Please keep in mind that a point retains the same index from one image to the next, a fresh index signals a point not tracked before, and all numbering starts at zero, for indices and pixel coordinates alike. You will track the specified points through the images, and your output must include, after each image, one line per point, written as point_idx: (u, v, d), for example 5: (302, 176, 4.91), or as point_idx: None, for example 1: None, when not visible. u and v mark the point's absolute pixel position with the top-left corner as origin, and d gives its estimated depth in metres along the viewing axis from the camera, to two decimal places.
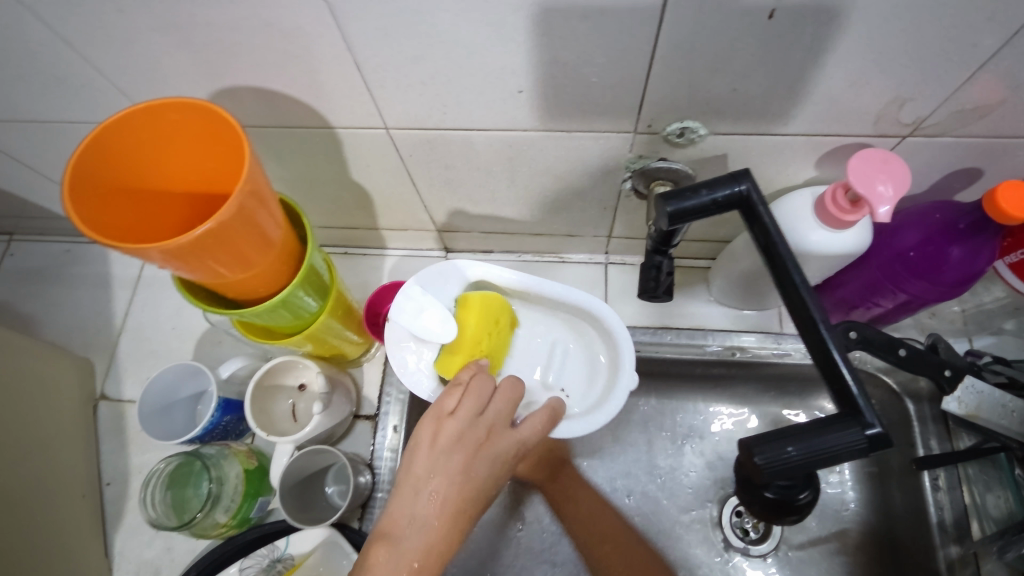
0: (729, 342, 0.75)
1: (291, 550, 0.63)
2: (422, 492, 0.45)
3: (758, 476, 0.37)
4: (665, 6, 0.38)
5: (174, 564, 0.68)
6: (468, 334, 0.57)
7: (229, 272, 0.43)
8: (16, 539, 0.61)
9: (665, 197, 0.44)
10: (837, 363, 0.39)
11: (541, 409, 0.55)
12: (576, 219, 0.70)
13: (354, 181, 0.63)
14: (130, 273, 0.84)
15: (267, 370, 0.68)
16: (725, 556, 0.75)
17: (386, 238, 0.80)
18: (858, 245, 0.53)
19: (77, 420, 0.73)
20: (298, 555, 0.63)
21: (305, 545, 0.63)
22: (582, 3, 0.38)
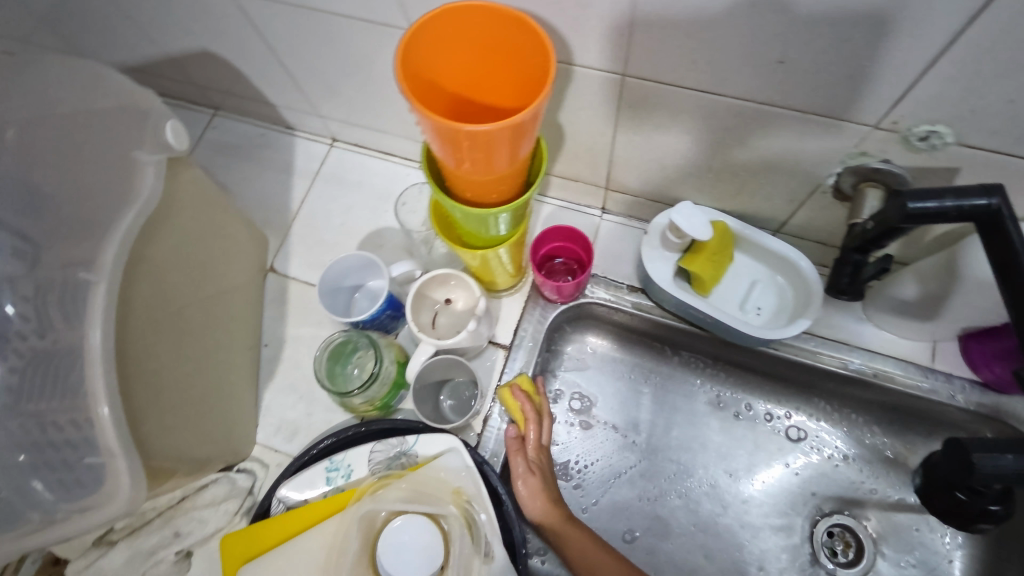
0: (871, 362, 0.74)
1: (416, 450, 0.68)
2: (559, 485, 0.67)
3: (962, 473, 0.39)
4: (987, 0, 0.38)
5: (311, 428, 0.76)
6: (710, 245, 0.69)
7: (474, 168, 0.47)
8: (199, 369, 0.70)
9: (905, 195, 0.45)
10: None
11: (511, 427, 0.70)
12: (752, 205, 0.71)
13: (559, 121, 0.66)
14: (312, 165, 0.92)
15: (429, 278, 0.74)
16: (810, 570, 0.77)
17: (551, 185, 0.83)
18: None
19: (252, 284, 0.82)
20: (421, 456, 0.67)
21: (429, 449, 0.68)
22: None
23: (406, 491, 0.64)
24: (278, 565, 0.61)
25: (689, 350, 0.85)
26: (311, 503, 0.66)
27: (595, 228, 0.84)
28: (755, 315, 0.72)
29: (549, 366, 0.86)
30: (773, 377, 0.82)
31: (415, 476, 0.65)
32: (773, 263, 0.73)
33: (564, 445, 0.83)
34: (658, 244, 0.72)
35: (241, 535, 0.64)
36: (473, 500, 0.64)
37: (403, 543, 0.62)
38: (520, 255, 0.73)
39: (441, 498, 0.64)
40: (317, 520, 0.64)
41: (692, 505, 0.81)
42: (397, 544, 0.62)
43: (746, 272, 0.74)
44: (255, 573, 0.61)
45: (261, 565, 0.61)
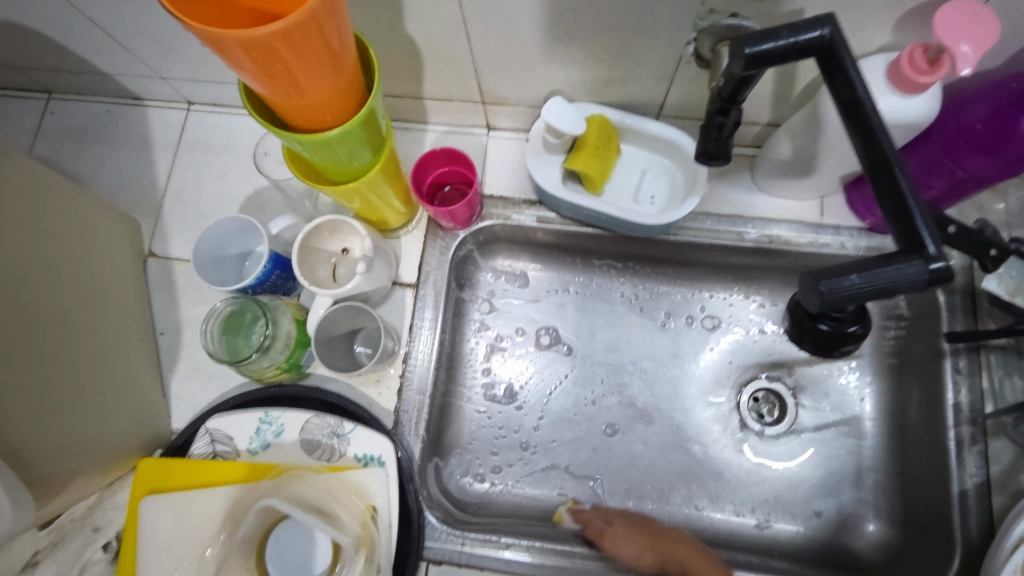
0: (767, 230, 0.76)
1: (348, 446, 0.67)
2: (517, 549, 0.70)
3: (815, 304, 0.39)
4: None
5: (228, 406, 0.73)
6: (591, 139, 0.68)
7: (295, 91, 0.43)
8: None
9: (741, 39, 0.43)
10: (910, 208, 0.39)
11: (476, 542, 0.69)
12: (627, 92, 0.69)
13: (407, 35, 0.61)
14: (172, 135, 0.84)
15: (313, 227, 0.69)
16: (740, 435, 0.81)
17: (429, 110, 0.79)
18: (927, 114, 0.52)
19: (130, 274, 0.76)
20: (350, 456, 0.67)
21: (359, 448, 0.67)
22: None
23: (317, 491, 0.63)
24: (183, 506, 0.64)
25: (599, 253, 0.84)
26: (227, 462, 0.67)
27: (483, 148, 0.81)
28: (650, 204, 0.72)
29: (463, 295, 0.83)
30: (683, 264, 0.83)
31: (331, 480, 0.64)
32: (659, 149, 0.72)
33: (494, 372, 0.83)
34: (541, 148, 0.70)
35: (156, 465, 0.66)
36: (379, 528, 0.63)
37: (293, 547, 0.62)
38: (402, 184, 0.70)
39: (349, 514, 0.63)
40: (231, 479, 0.66)
41: (625, 401, 0.83)
42: (286, 545, 0.62)
43: (635, 164, 0.73)
44: (160, 506, 0.64)
45: (167, 500, 0.64)
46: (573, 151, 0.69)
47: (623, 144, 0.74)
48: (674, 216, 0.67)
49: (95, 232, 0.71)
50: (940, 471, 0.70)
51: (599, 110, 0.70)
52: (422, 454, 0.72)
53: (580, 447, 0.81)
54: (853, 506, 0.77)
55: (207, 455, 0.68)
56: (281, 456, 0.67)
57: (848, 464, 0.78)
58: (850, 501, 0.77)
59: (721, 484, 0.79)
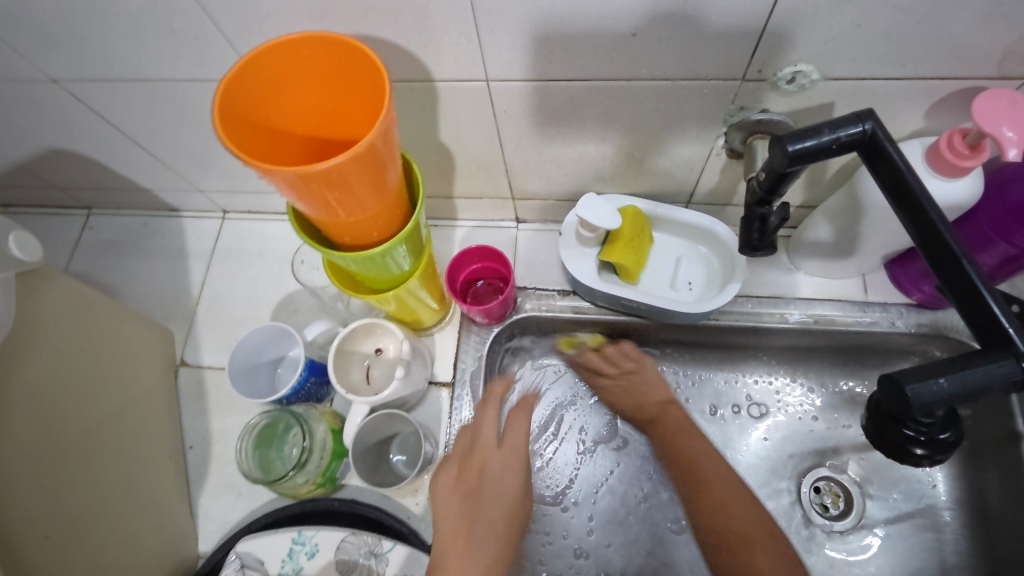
0: (810, 311, 0.73)
1: (387, 566, 0.61)
2: (501, 492, 0.68)
3: (903, 410, 0.36)
4: None
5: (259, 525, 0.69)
6: (625, 231, 0.68)
7: (343, 212, 0.43)
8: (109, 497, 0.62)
9: (785, 137, 0.43)
10: (985, 296, 0.37)
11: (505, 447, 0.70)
12: (656, 183, 0.70)
13: (441, 142, 0.63)
14: (206, 244, 0.86)
15: (348, 332, 0.68)
16: (806, 532, 0.75)
17: (458, 208, 0.80)
18: (972, 195, 0.51)
19: (162, 386, 0.75)
20: None
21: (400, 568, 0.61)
22: None
23: None
24: None
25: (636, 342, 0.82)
26: None
27: (512, 241, 0.82)
28: (688, 291, 0.71)
29: None
30: (725, 348, 0.80)
31: None
32: (691, 235, 0.72)
33: (536, 471, 0.79)
34: (574, 241, 0.70)
35: None
36: None
37: None
38: (437, 283, 0.70)
39: None
40: None
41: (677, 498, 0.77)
42: None
43: (669, 251, 0.73)
44: None
45: None
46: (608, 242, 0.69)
47: (654, 231, 0.74)
48: (717, 303, 0.66)
49: (129, 346, 0.71)
50: None
51: (630, 201, 0.70)
52: None
53: (633, 551, 0.75)
54: None
55: None
56: None
57: (930, 561, 0.71)
58: None
59: None
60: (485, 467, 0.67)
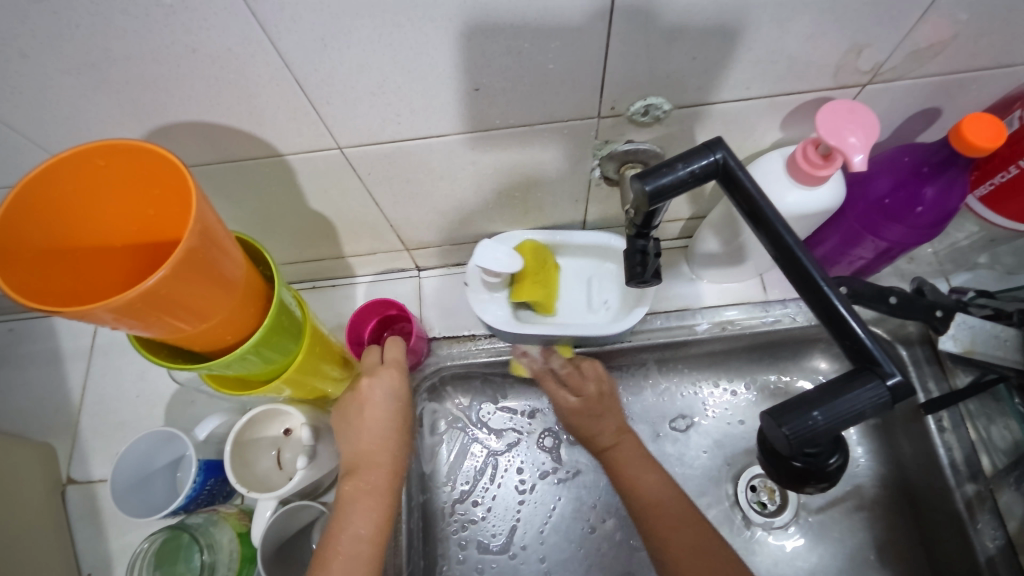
0: (717, 318, 0.74)
1: None
2: (371, 434, 0.59)
3: (786, 448, 0.36)
4: None
5: None
6: (528, 267, 0.66)
7: (187, 324, 0.39)
8: None
9: (640, 175, 0.42)
10: (844, 317, 0.37)
11: (365, 388, 0.60)
12: (547, 216, 0.68)
13: (313, 210, 0.60)
14: (82, 342, 0.78)
15: (246, 421, 0.63)
16: (748, 533, 0.74)
17: (354, 265, 0.76)
18: (834, 200, 0.53)
19: (46, 513, 0.67)
20: None
21: None
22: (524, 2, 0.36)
23: None
24: None
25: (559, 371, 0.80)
26: None
27: (418, 290, 0.79)
28: (605, 309, 0.70)
29: (426, 446, 0.79)
30: (647, 363, 0.80)
31: None
32: (593, 253, 0.71)
33: (479, 519, 0.77)
34: (480, 289, 0.67)
35: None
36: None
37: None
38: (335, 352, 0.66)
39: None
40: None
41: (620, 522, 0.76)
42: None
43: (578, 273, 0.72)
44: None
45: None
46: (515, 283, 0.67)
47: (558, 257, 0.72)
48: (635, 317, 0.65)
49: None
50: (955, 538, 0.65)
51: (527, 235, 0.69)
52: None
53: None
54: None
55: None
56: None
57: (866, 542, 0.71)
58: None
59: None
60: (365, 383, 0.61)
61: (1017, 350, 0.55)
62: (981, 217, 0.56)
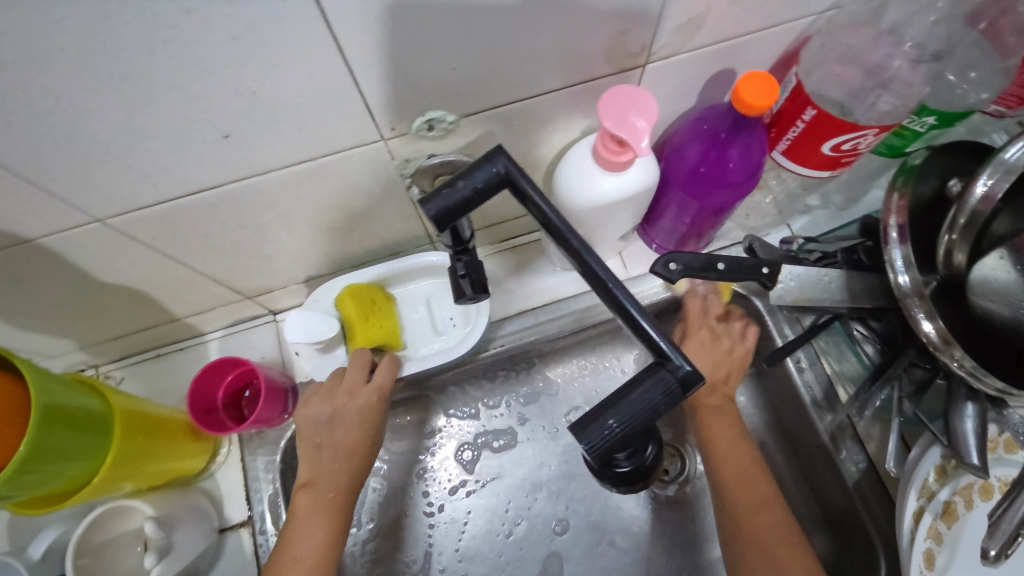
0: (585, 305, 0.74)
1: None
2: (320, 455, 0.58)
3: (595, 460, 0.35)
4: (327, 19, 0.33)
5: None
6: (355, 317, 0.62)
7: None
8: None
9: (423, 201, 0.40)
10: (636, 315, 0.37)
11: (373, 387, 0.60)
12: (387, 236, 0.65)
13: (110, 283, 0.53)
14: None
15: (88, 525, 0.56)
16: (653, 503, 0.76)
17: (196, 324, 0.70)
18: (646, 181, 0.53)
19: None
20: None
21: None
22: (228, 45, 0.33)
23: None
24: None
25: (455, 384, 0.78)
26: None
27: (275, 335, 0.73)
28: (453, 326, 0.68)
29: None
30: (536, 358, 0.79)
31: None
32: (426, 273, 0.68)
33: (400, 553, 0.74)
34: (316, 356, 0.63)
35: None
36: None
37: None
38: (179, 427, 0.60)
39: None
40: None
41: (532, 522, 0.75)
42: None
43: (414, 298, 0.69)
44: None
45: None
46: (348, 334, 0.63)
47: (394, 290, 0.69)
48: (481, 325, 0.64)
49: None
50: (829, 469, 0.68)
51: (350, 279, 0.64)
52: None
53: None
54: None
55: None
56: None
57: None
58: None
59: (657, 565, 0.74)
60: (301, 409, 0.60)
61: (840, 291, 0.59)
62: (787, 169, 0.58)
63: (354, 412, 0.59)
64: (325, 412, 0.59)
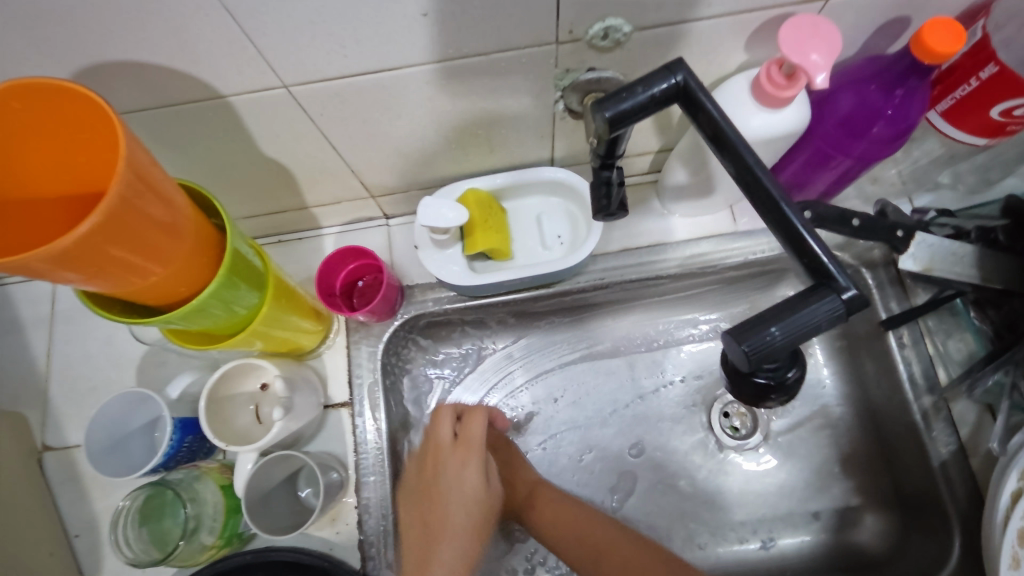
0: (688, 253, 0.75)
1: None
2: (424, 529, 0.61)
3: (745, 363, 0.36)
4: None
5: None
6: (476, 218, 0.65)
7: (140, 273, 0.39)
8: None
9: (600, 102, 0.41)
10: (805, 236, 0.38)
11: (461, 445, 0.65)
12: (512, 154, 0.67)
13: (268, 157, 0.57)
14: (42, 309, 0.75)
15: (219, 377, 0.62)
16: (721, 456, 0.77)
17: (318, 215, 0.74)
18: (799, 123, 0.52)
19: (25, 478, 0.66)
20: None
21: None
22: None
23: None
24: None
25: (547, 313, 0.79)
26: None
27: (386, 239, 0.76)
28: (559, 245, 0.70)
29: (409, 394, 0.77)
30: (635, 299, 0.80)
31: None
32: (540, 188, 0.70)
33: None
34: (432, 249, 0.66)
35: None
36: None
37: None
38: (304, 303, 0.65)
39: None
40: None
41: (601, 454, 0.78)
42: None
43: (524, 213, 0.72)
44: None
45: None
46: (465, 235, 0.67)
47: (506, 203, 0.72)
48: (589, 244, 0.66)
49: None
50: (913, 448, 0.68)
51: (470, 186, 0.68)
52: None
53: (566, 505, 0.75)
54: (846, 497, 0.74)
55: None
56: None
57: (831, 457, 0.75)
58: (842, 494, 0.74)
59: (715, 513, 0.75)
60: (404, 515, 0.63)
61: (972, 265, 0.58)
62: (941, 134, 0.56)
63: (454, 478, 0.63)
64: (421, 487, 0.64)
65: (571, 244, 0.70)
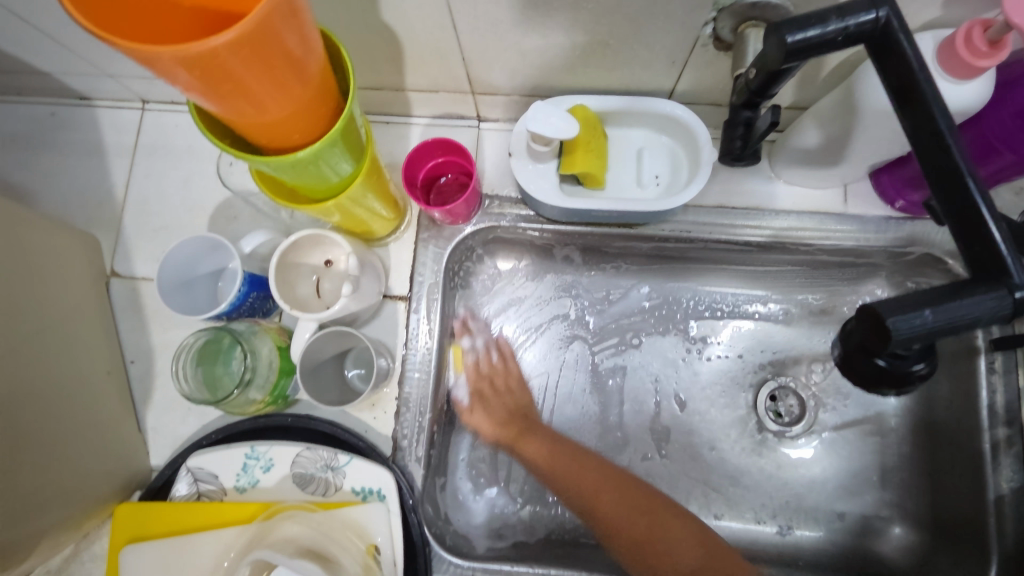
0: (784, 224, 0.70)
1: (345, 479, 0.61)
2: None
3: (879, 341, 0.33)
4: None
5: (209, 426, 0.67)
6: (582, 138, 0.62)
7: (256, 105, 0.37)
8: (66, 408, 0.59)
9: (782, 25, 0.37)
10: (986, 222, 0.33)
11: None
12: (633, 76, 0.62)
13: (382, 23, 0.54)
14: (127, 139, 0.75)
15: (292, 243, 0.61)
16: (759, 436, 0.75)
17: (412, 102, 0.70)
18: (977, 101, 0.46)
19: (94, 297, 0.68)
20: (347, 489, 0.61)
21: (357, 480, 0.61)
22: None
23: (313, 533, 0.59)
24: (169, 554, 0.58)
25: (617, 255, 0.76)
26: (224, 501, 0.61)
27: (475, 142, 0.73)
28: (654, 185, 0.66)
29: (462, 302, 0.76)
30: (712, 260, 0.76)
31: (326, 520, 0.60)
32: (651, 121, 0.66)
33: None
34: (526, 159, 0.63)
35: (134, 509, 0.61)
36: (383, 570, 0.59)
37: None
38: (385, 188, 0.62)
39: (348, 554, 0.58)
40: (219, 522, 0.60)
41: (635, 406, 0.75)
42: None
43: (625, 144, 0.67)
44: (141, 555, 0.59)
45: (149, 548, 0.59)
46: (564, 154, 0.64)
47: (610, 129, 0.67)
48: (687, 193, 0.61)
49: (59, 259, 0.63)
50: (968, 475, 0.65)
51: (582, 103, 0.63)
52: (425, 479, 0.66)
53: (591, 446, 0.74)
54: (878, 507, 0.71)
55: (190, 496, 0.62)
56: (273, 493, 0.62)
57: (872, 464, 0.72)
58: (873, 502, 0.72)
59: (740, 490, 0.73)
60: None
61: None
62: None
63: None
64: None
65: (667, 188, 0.66)
